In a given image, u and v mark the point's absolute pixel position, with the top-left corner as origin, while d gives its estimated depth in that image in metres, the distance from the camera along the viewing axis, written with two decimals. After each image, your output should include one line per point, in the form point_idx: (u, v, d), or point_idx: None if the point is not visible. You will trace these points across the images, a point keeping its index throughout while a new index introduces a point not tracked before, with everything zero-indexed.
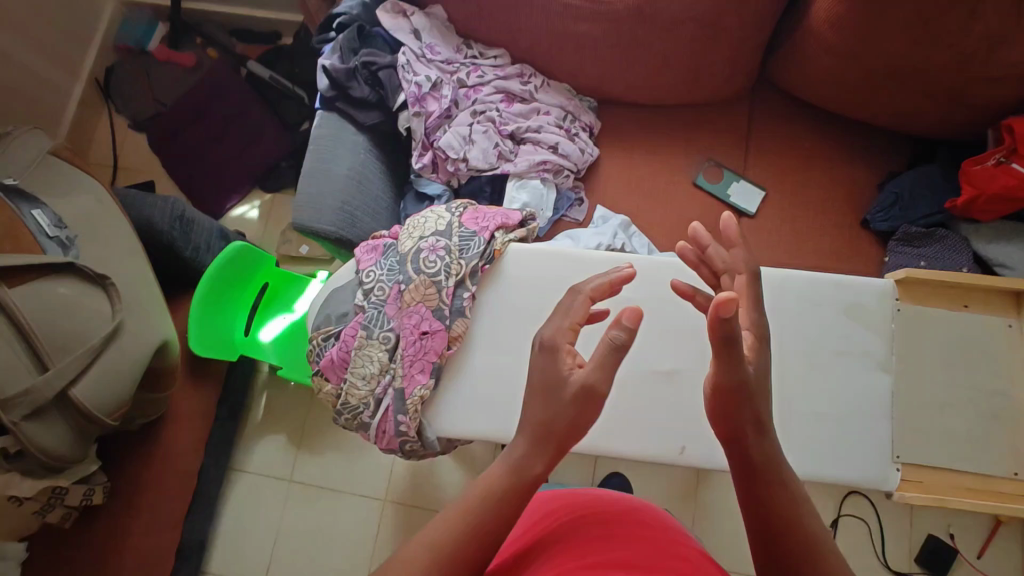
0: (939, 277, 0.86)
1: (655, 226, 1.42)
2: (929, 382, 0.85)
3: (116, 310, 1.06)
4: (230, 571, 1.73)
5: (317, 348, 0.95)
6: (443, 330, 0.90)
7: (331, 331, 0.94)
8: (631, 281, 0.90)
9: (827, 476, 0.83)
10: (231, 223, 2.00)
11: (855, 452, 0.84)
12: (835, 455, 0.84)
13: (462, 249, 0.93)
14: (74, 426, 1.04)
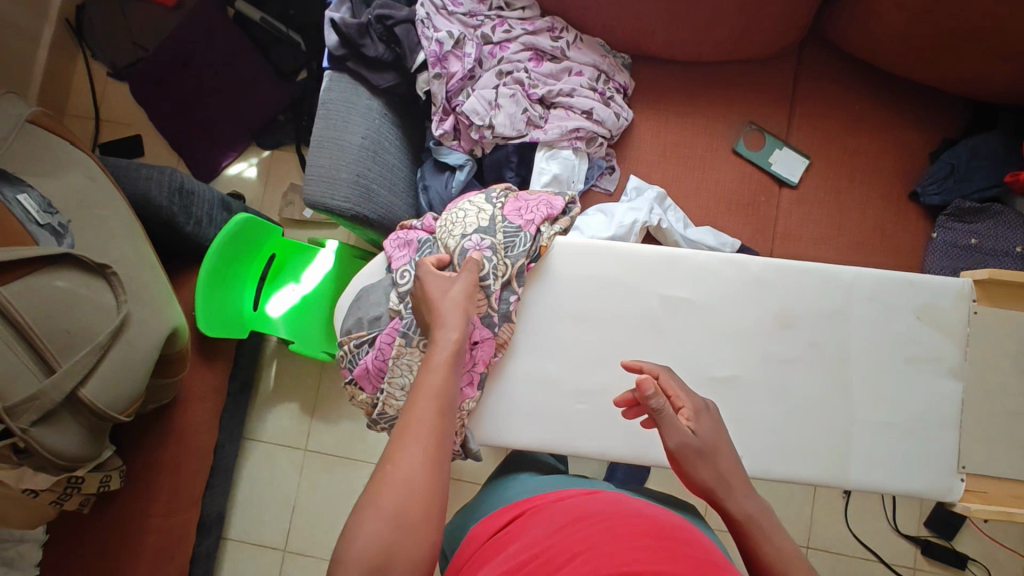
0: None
1: (690, 197, 1.33)
2: (1003, 390, 0.80)
3: (121, 301, 0.99)
4: (250, 536, 1.74)
5: (349, 354, 0.90)
6: (490, 337, 0.84)
7: (364, 337, 0.89)
8: (685, 282, 0.84)
9: (890, 487, 0.80)
10: (228, 183, 1.87)
11: (918, 462, 0.80)
12: (900, 466, 0.80)
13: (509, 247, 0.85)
14: (88, 425, 0.99)
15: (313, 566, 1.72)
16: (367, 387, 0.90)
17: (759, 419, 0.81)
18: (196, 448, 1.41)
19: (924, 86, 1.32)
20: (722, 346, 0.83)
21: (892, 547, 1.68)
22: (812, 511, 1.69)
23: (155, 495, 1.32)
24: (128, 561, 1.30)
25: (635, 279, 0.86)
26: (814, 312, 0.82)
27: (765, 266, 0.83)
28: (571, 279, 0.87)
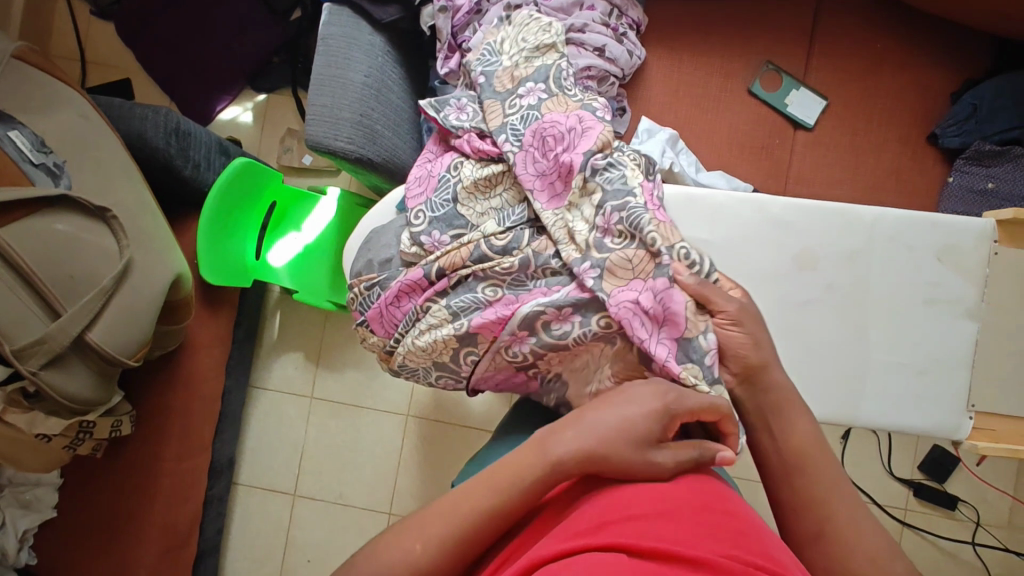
0: None
1: (702, 141, 1.30)
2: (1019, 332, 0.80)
3: (124, 246, 0.96)
4: (261, 480, 1.78)
5: (359, 296, 0.92)
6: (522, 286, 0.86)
7: (374, 280, 0.91)
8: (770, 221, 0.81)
9: (900, 425, 0.81)
10: (224, 129, 1.81)
11: (931, 402, 0.80)
12: (911, 405, 0.81)
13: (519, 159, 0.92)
14: (97, 369, 0.99)
15: (322, 509, 1.76)
16: (378, 328, 0.93)
17: (831, 363, 0.81)
18: (205, 396, 1.42)
19: (950, 22, 1.27)
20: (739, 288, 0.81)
21: (886, 489, 1.73)
22: None
23: (166, 440, 1.34)
24: (143, 503, 1.33)
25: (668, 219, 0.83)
26: (834, 254, 0.80)
27: (785, 206, 0.81)
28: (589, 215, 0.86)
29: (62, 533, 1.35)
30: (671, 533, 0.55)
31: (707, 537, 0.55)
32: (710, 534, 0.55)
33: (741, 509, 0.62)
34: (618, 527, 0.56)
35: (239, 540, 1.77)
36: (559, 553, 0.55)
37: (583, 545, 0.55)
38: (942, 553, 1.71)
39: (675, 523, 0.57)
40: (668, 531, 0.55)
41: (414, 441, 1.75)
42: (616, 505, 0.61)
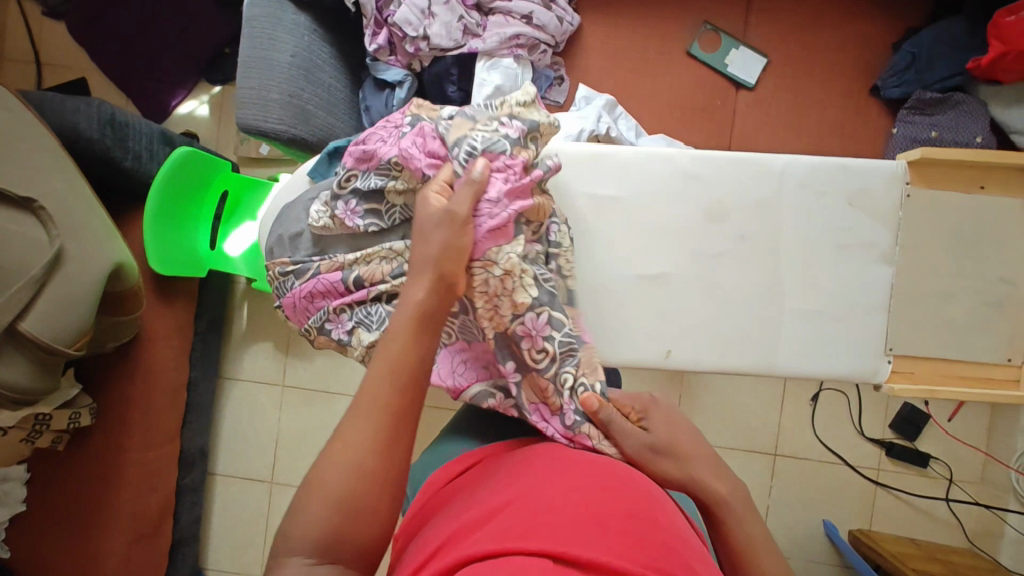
0: (955, 156, 0.80)
1: (643, 106, 1.29)
2: (933, 274, 0.83)
3: (53, 235, 0.98)
4: (237, 470, 1.80)
5: (278, 282, 0.88)
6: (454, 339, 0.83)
7: (290, 265, 0.86)
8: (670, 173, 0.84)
9: (821, 372, 0.84)
10: (182, 123, 1.83)
11: (842, 346, 0.83)
12: (830, 352, 0.83)
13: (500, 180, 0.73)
14: (36, 359, 1.00)
15: None
16: (294, 318, 0.89)
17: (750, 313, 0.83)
18: (166, 387, 1.43)
19: None
20: (648, 241, 0.84)
21: (858, 449, 1.73)
22: (779, 419, 1.74)
23: (129, 431, 1.36)
24: (110, 494, 1.35)
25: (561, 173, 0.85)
26: (740, 204, 0.83)
27: (691, 158, 0.83)
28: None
29: (33, 527, 1.37)
30: (598, 538, 0.52)
31: (634, 544, 0.52)
32: (637, 544, 0.52)
33: (668, 518, 0.59)
34: (542, 527, 0.52)
35: (219, 530, 1.79)
36: (480, 554, 0.50)
37: (507, 545, 0.50)
38: (915, 511, 1.71)
39: (603, 527, 0.53)
40: (596, 537, 0.52)
41: None
42: (542, 502, 0.56)
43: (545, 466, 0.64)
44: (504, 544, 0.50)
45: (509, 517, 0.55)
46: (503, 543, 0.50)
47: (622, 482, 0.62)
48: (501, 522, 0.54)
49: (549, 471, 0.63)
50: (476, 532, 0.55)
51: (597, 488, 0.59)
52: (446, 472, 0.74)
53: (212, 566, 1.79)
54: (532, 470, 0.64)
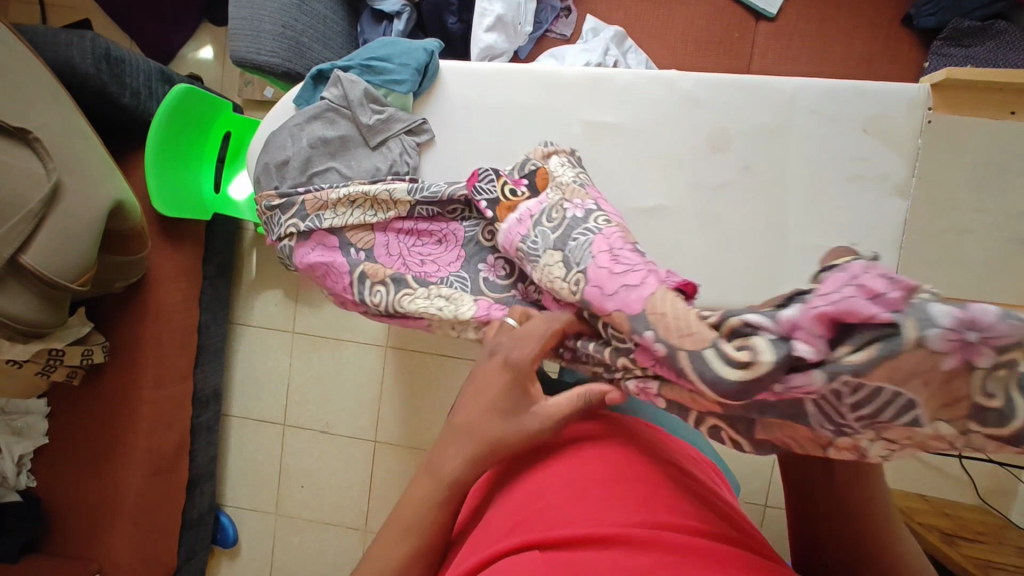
0: (981, 76, 0.76)
1: (654, 39, 1.22)
2: None
3: (51, 169, 0.98)
4: (251, 412, 1.84)
5: (269, 218, 0.86)
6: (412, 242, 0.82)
7: (277, 201, 0.84)
8: (668, 97, 0.82)
9: None
10: (185, 65, 1.79)
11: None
12: None
13: (836, 412, 0.38)
14: (40, 293, 1.02)
15: (310, 439, 1.80)
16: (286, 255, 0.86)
17: (756, 245, 0.82)
18: (176, 327, 1.46)
19: None
20: (646, 172, 0.83)
21: None
22: None
23: (141, 369, 1.39)
24: (126, 429, 1.40)
25: (557, 101, 0.85)
26: (745, 133, 0.81)
27: (694, 82, 0.82)
28: (462, 94, 0.89)
29: (56, 457, 1.43)
30: (591, 512, 0.50)
31: (627, 504, 0.50)
32: (647, 507, 0.50)
33: (659, 465, 0.57)
34: (535, 519, 0.50)
35: (234, 469, 1.85)
36: (486, 558, 0.49)
37: (504, 550, 0.48)
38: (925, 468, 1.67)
39: (595, 499, 0.51)
40: (588, 510, 0.50)
41: (391, 371, 1.75)
42: (524, 495, 0.54)
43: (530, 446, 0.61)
44: (502, 547, 0.49)
45: (504, 515, 0.53)
46: (499, 549, 0.49)
47: (606, 440, 0.59)
48: (499, 524, 0.53)
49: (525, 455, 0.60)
50: (478, 540, 0.53)
51: (583, 455, 0.57)
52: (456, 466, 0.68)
53: (229, 503, 1.86)
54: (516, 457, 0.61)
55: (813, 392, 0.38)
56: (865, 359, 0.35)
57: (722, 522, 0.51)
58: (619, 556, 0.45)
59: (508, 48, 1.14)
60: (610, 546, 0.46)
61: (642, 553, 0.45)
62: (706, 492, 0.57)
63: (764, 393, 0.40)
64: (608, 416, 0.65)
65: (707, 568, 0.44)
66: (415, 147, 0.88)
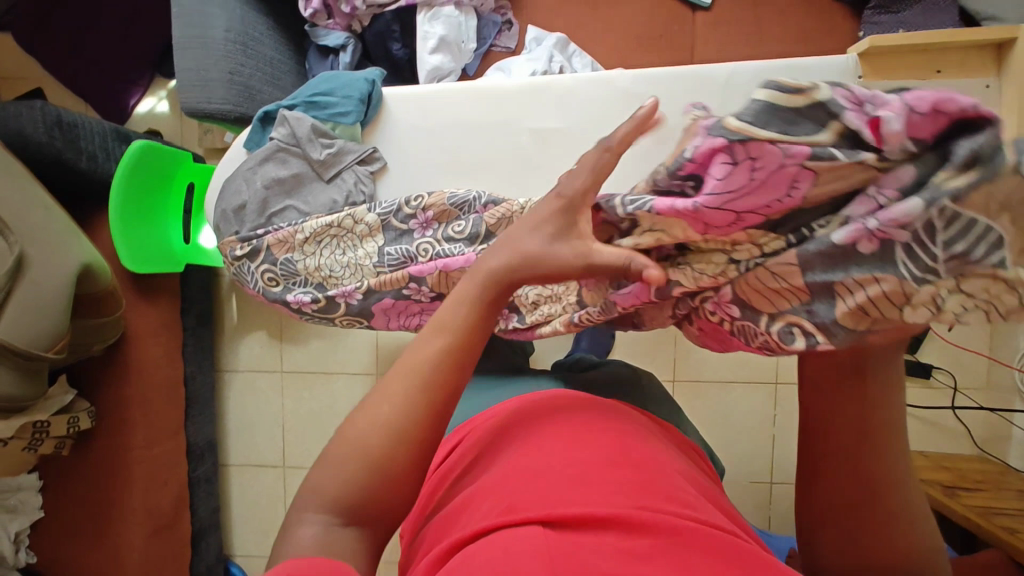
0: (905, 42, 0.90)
1: (596, 41, 1.25)
2: None
3: (12, 242, 0.98)
4: (250, 457, 1.82)
5: (237, 266, 0.86)
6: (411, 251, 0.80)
7: (242, 248, 0.85)
8: (606, 97, 0.85)
9: None
10: (143, 122, 1.79)
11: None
12: None
13: (926, 248, 0.41)
14: (16, 366, 1.02)
15: None
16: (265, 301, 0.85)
17: None
18: (161, 382, 1.44)
19: None
20: None
21: None
22: None
23: (131, 429, 1.38)
24: (122, 491, 1.38)
25: (501, 112, 0.87)
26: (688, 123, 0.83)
27: (631, 79, 0.84)
28: (405, 118, 0.90)
29: (55, 529, 1.41)
30: (591, 493, 0.48)
31: (625, 489, 0.49)
32: (642, 489, 0.49)
33: (657, 451, 0.55)
34: (532, 493, 0.48)
35: (238, 517, 1.82)
36: (479, 531, 0.47)
37: (499, 521, 0.46)
38: (922, 423, 1.68)
39: (594, 482, 0.49)
40: (587, 491, 0.48)
41: None
42: (514, 469, 0.52)
43: (527, 421, 0.59)
44: (498, 519, 0.47)
45: (498, 487, 0.51)
46: (493, 521, 0.47)
47: (603, 422, 0.57)
48: (493, 496, 0.50)
49: (513, 435, 0.58)
50: (467, 510, 0.51)
51: (582, 436, 0.55)
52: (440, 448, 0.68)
53: (238, 553, 1.83)
54: (510, 430, 0.59)
55: (909, 224, 0.41)
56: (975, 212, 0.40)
57: (717, 513, 0.50)
58: (616, 542, 0.44)
59: (456, 67, 1.16)
60: (606, 529, 0.45)
61: (639, 543, 0.44)
62: (696, 476, 0.56)
63: (852, 229, 0.44)
64: (599, 396, 0.63)
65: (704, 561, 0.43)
66: (368, 175, 0.89)
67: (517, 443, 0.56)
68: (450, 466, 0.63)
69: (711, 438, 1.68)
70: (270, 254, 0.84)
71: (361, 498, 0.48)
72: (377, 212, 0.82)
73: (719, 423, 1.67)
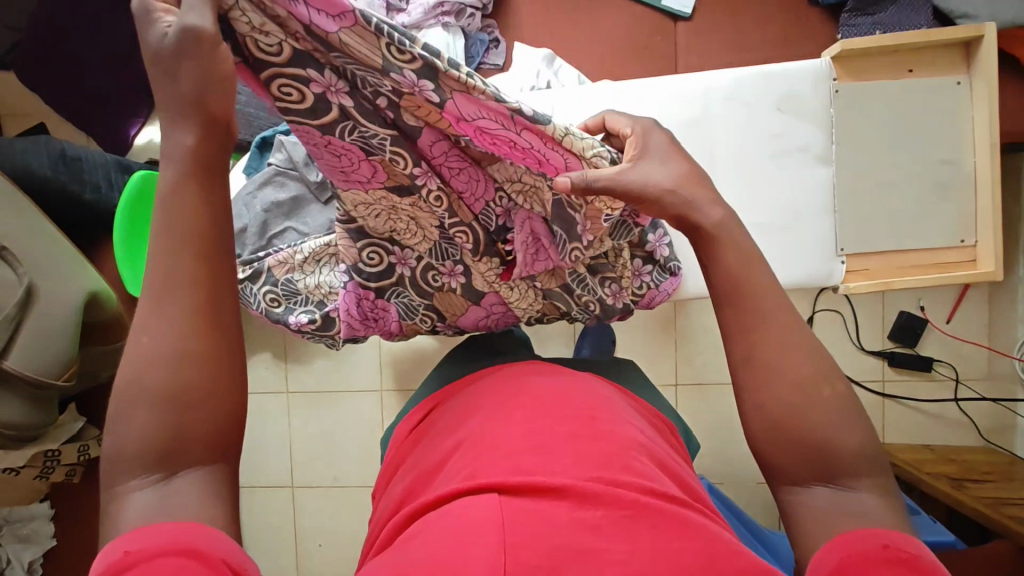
0: (877, 46, 0.96)
1: (583, 54, 1.29)
2: (860, 154, 1.00)
3: (21, 273, 1.00)
4: (258, 480, 1.81)
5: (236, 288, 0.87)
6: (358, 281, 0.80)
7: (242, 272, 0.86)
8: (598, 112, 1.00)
9: (787, 281, 1.00)
10: (144, 152, 1.84)
11: (796, 252, 1.00)
12: (790, 258, 1.00)
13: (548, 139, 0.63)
14: (26, 395, 1.04)
15: (321, 494, 1.79)
16: (268, 322, 0.86)
17: None
18: None
19: None
20: None
21: (860, 365, 1.69)
22: None
23: None
24: None
25: None
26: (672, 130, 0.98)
27: (618, 94, 1.00)
28: None
29: (67, 557, 1.42)
30: (548, 464, 0.52)
31: (580, 459, 0.53)
32: (600, 462, 0.52)
33: (616, 425, 0.59)
34: (495, 464, 0.52)
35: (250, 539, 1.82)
36: (441, 498, 0.52)
37: (462, 489, 0.50)
38: (926, 417, 1.68)
39: (550, 452, 0.53)
40: (544, 462, 0.52)
41: (391, 412, 1.76)
42: (480, 443, 0.56)
43: (494, 399, 0.64)
44: (460, 486, 0.51)
45: (464, 459, 0.56)
46: (457, 488, 0.51)
47: (563, 398, 0.62)
48: (460, 467, 0.55)
49: (480, 413, 0.62)
50: (436, 479, 0.57)
51: (542, 410, 0.59)
52: (415, 416, 0.73)
53: None
54: (478, 406, 0.64)
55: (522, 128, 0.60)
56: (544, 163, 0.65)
57: (667, 481, 0.54)
58: (570, 508, 0.48)
59: None
60: (561, 497, 0.48)
61: (591, 508, 0.47)
62: (656, 449, 0.60)
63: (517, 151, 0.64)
64: (564, 374, 0.67)
65: (648, 527, 0.46)
66: None
67: (484, 419, 0.60)
68: (421, 439, 0.67)
69: (719, 440, 1.68)
70: (268, 274, 0.85)
71: (155, 437, 0.46)
72: None
73: (725, 424, 1.68)
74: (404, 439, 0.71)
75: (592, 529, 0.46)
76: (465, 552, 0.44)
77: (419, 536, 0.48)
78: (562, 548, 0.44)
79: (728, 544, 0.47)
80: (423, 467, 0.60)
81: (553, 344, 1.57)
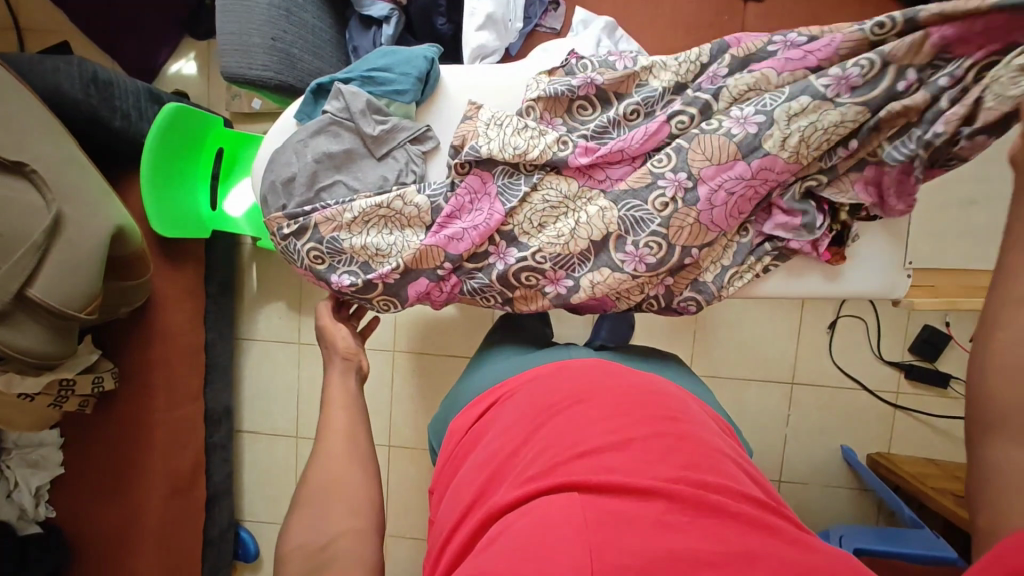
0: None
1: (644, 26, 1.23)
2: None
3: (51, 201, 0.98)
4: (262, 428, 1.81)
5: (283, 243, 0.92)
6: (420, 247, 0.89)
7: (290, 226, 0.90)
8: None
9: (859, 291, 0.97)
10: (171, 83, 1.75)
11: (872, 260, 0.96)
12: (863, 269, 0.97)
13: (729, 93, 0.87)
14: (47, 324, 1.02)
15: None
16: (309, 275, 0.92)
17: None
18: (183, 347, 1.45)
19: None
20: None
21: (876, 374, 1.67)
22: (796, 348, 1.68)
23: (152, 393, 1.39)
24: (141, 451, 1.39)
25: None
26: None
27: None
28: (460, 101, 0.95)
29: (74, 485, 1.43)
30: (631, 466, 0.52)
31: (661, 459, 0.53)
32: (681, 464, 0.53)
33: (697, 428, 0.59)
34: (571, 462, 0.53)
35: (250, 485, 1.82)
36: (516, 499, 0.52)
37: (538, 489, 0.52)
38: (935, 433, 1.67)
39: (629, 451, 0.54)
40: (628, 462, 0.53)
41: (402, 374, 1.75)
42: (554, 441, 0.57)
43: (563, 390, 0.65)
44: (536, 486, 0.52)
45: (535, 457, 0.56)
46: (534, 488, 0.52)
47: (636, 397, 0.62)
48: (531, 464, 0.56)
49: (548, 409, 0.63)
50: (506, 477, 0.58)
51: (616, 409, 0.60)
52: (477, 408, 0.75)
53: (247, 519, 1.84)
54: (554, 393, 0.65)
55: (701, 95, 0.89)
56: (684, 237, 0.88)
57: (751, 485, 0.54)
58: (655, 509, 0.48)
59: (501, 46, 1.14)
60: (649, 498, 0.49)
61: (682, 511, 0.48)
62: (736, 455, 0.60)
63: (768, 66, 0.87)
64: (636, 374, 0.68)
65: (740, 531, 0.47)
66: (419, 155, 0.93)
67: (554, 415, 0.61)
68: (487, 429, 0.68)
69: None
70: (312, 228, 0.89)
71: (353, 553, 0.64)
72: (426, 195, 0.90)
73: None
74: (464, 430, 0.73)
75: (681, 531, 0.46)
76: (554, 553, 0.45)
77: (507, 537, 0.49)
78: (651, 550, 0.45)
79: (818, 550, 0.47)
80: (493, 459, 0.61)
81: (573, 323, 1.55)
